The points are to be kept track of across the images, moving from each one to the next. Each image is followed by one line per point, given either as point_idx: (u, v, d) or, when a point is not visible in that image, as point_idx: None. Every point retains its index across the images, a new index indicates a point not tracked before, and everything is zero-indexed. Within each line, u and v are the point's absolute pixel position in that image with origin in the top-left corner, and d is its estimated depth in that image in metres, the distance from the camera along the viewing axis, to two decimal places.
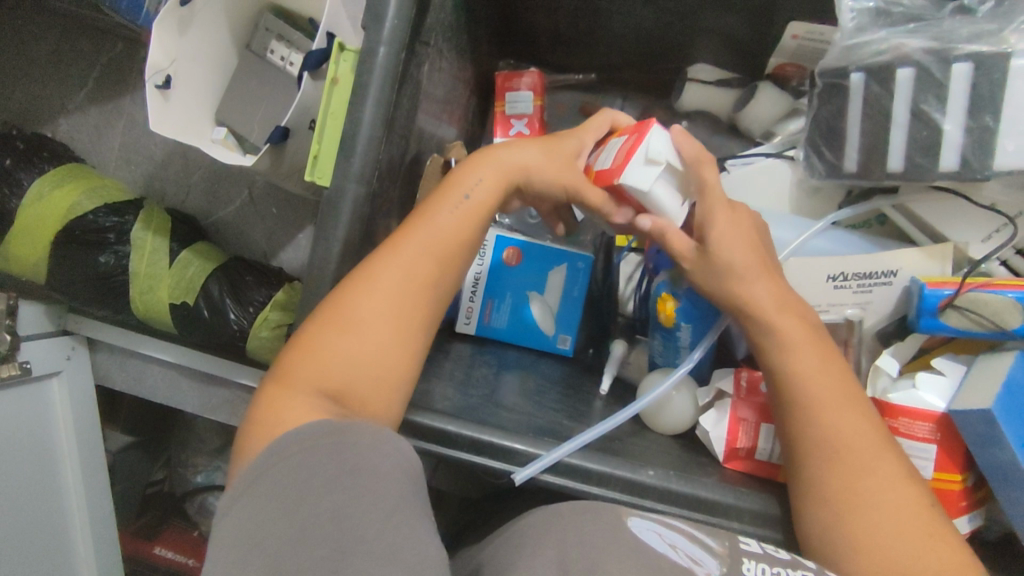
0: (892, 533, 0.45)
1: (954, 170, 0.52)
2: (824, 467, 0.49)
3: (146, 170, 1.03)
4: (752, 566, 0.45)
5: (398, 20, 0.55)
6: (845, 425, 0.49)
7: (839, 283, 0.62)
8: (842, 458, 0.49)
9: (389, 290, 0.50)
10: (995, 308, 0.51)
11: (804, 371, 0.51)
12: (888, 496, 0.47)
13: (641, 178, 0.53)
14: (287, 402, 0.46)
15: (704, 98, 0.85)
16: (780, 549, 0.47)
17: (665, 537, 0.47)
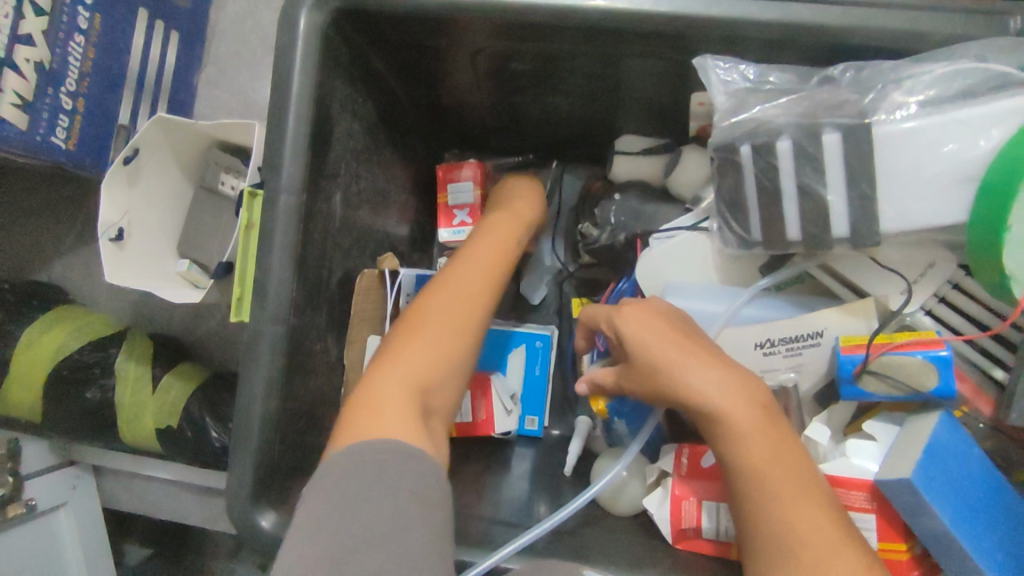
0: None
1: (847, 237, 0.52)
2: (781, 567, 0.45)
3: (133, 298, 1.10)
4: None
5: (295, 166, 0.59)
6: (801, 520, 0.45)
7: (767, 349, 0.61)
8: (798, 555, 0.44)
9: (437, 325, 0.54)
10: (909, 370, 0.50)
11: (752, 461, 0.47)
12: None
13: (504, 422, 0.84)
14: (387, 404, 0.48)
15: (632, 168, 0.85)
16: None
17: None
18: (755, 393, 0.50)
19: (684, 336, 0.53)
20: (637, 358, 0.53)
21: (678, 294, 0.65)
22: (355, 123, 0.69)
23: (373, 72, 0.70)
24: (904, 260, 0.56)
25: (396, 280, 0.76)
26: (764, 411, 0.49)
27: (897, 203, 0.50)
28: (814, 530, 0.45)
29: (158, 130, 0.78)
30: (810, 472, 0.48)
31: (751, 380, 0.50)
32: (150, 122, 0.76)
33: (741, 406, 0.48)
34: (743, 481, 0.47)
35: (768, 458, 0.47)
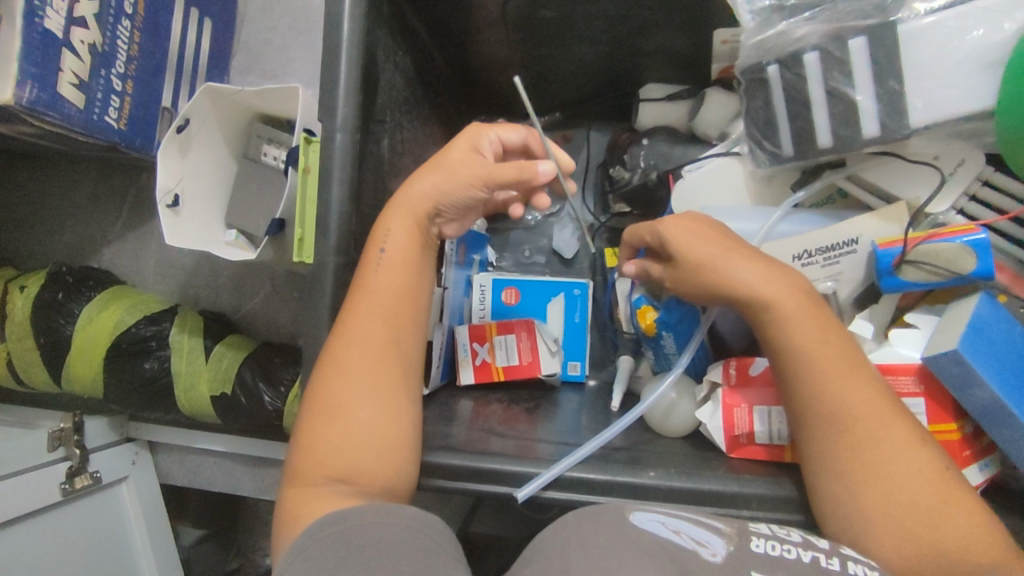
0: (905, 503, 0.45)
1: (877, 134, 0.55)
2: (835, 441, 0.47)
3: (180, 280, 1.14)
4: (760, 542, 0.44)
5: (348, 107, 0.63)
6: (854, 397, 0.48)
7: (805, 261, 0.63)
8: (851, 431, 0.47)
9: (361, 350, 0.56)
10: (947, 255, 0.52)
11: (802, 347, 0.50)
12: (902, 463, 0.46)
13: (550, 364, 0.84)
14: (355, 436, 0.54)
15: (659, 114, 0.89)
16: (792, 532, 0.45)
17: (670, 527, 0.45)
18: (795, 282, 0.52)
19: (727, 241, 0.56)
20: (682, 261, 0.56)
21: (714, 214, 0.68)
22: (396, 76, 0.73)
23: (409, 27, 0.74)
24: (934, 158, 0.58)
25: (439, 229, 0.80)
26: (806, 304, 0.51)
27: (926, 94, 0.52)
28: (866, 406, 0.47)
29: (207, 101, 0.83)
30: (855, 354, 0.50)
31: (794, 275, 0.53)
32: (201, 91, 0.81)
33: (784, 293, 0.51)
34: (791, 369, 0.50)
35: (815, 344, 0.49)
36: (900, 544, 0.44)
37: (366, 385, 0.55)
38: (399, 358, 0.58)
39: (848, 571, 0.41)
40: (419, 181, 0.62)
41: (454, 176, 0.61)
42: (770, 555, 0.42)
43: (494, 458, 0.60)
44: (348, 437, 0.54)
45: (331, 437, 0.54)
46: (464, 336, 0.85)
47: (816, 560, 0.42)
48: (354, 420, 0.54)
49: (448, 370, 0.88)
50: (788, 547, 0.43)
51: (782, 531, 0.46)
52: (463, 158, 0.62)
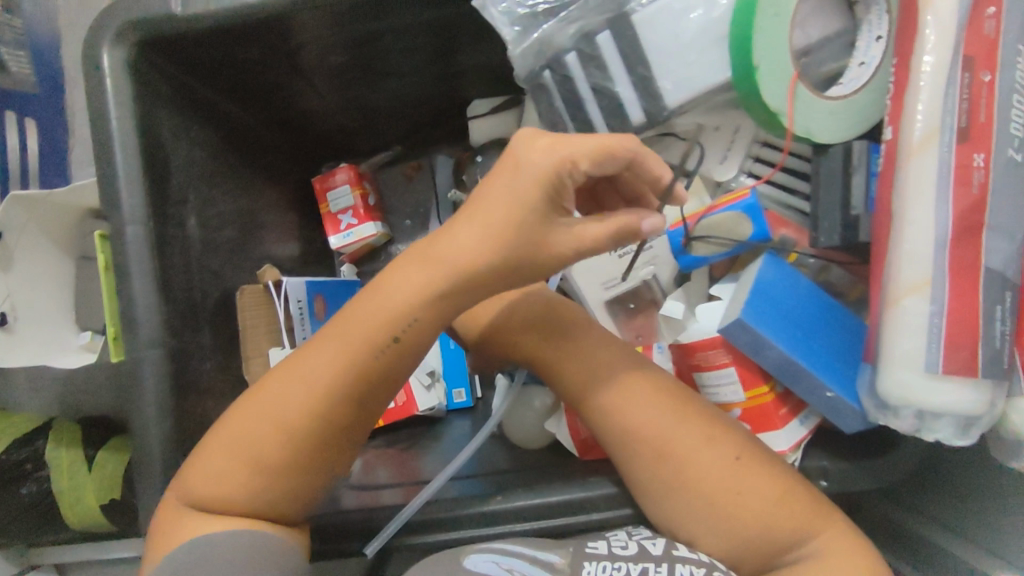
0: (714, 496, 0.47)
1: (644, 122, 0.57)
2: (641, 451, 0.49)
3: (56, 390, 1.09)
4: (593, 568, 0.44)
5: (134, 196, 0.61)
6: (641, 407, 0.50)
7: (623, 252, 0.64)
8: (645, 438, 0.49)
9: (248, 418, 0.49)
10: (726, 225, 0.55)
11: (584, 377, 0.53)
12: (695, 460, 0.48)
13: (427, 398, 0.83)
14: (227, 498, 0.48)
15: (487, 128, 0.89)
16: (627, 545, 0.46)
17: (504, 569, 0.44)
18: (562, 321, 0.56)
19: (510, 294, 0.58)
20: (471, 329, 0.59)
21: None
22: (197, 150, 0.71)
23: (205, 96, 0.73)
24: (714, 130, 0.61)
25: (281, 289, 0.78)
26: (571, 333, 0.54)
27: (673, 77, 0.55)
28: (658, 412, 0.50)
29: (19, 209, 0.80)
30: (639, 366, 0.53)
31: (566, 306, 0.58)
32: (9, 201, 0.77)
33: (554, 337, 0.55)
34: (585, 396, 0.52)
35: (587, 368, 0.53)
36: (717, 528, 0.46)
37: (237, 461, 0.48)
38: (302, 442, 0.48)
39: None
40: (462, 230, 0.46)
41: (428, 268, 0.46)
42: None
43: (348, 515, 0.59)
44: (218, 480, 0.48)
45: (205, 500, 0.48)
46: None
47: (645, 573, 0.43)
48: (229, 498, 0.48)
49: None
50: (617, 566, 0.44)
51: (615, 546, 0.46)
52: (520, 226, 0.44)
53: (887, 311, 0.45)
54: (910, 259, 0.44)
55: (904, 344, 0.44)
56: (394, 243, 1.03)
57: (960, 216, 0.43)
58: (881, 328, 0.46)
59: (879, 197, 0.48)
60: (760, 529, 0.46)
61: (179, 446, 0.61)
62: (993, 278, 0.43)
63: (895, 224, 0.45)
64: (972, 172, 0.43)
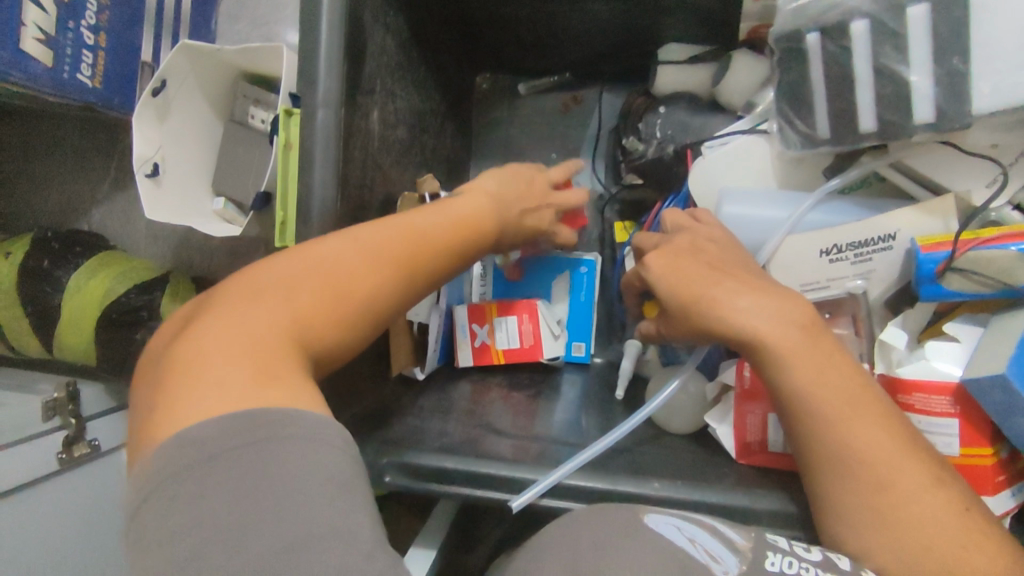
0: (930, 550, 0.42)
1: (930, 122, 0.47)
2: (852, 484, 0.45)
3: (172, 244, 1.10)
4: (776, 560, 0.41)
5: (330, 78, 0.56)
6: (873, 441, 0.45)
7: (834, 256, 0.57)
8: (864, 473, 0.44)
9: (392, 231, 0.46)
10: (1001, 264, 0.46)
11: (814, 392, 0.46)
12: (915, 507, 0.43)
13: (553, 348, 0.80)
14: (220, 353, 0.34)
15: (679, 78, 0.80)
16: (812, 549, 0.43)
17: (685, 533, 0.42)
18: (792, 315, 0.48)
19: (729, 266, 0.52)
20: (670, 300, 0.53)
21: (737, 199, 0.60)
22: (388, 38, 0.66)
23: None
24: (992, 146, 0.52)
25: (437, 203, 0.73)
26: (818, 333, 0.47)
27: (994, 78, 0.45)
28: (890, 449, 0.44)
29: (184, 60, 0.77)
30: (872, 395, 0.47)
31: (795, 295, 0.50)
32: (176, 50, 0.74)
33: (783, 334, 0.47)
34: (805, 410, 0.47)
35: (819, 376, 0.47)
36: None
37: (331, 261, 0.41)
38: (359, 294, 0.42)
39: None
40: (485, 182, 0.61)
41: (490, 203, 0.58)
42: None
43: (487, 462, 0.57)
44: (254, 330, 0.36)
45: (203, 338, 0.35)
46: (464, 317, 0.80)
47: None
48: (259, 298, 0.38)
49: (445, 351, 0.84)
50: (806, 566, 0.41)
51: (799, 548, 0.44)
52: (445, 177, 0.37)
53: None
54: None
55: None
56: (533, 176, 0.98)
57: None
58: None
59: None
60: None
61: None
62: None
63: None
64: None
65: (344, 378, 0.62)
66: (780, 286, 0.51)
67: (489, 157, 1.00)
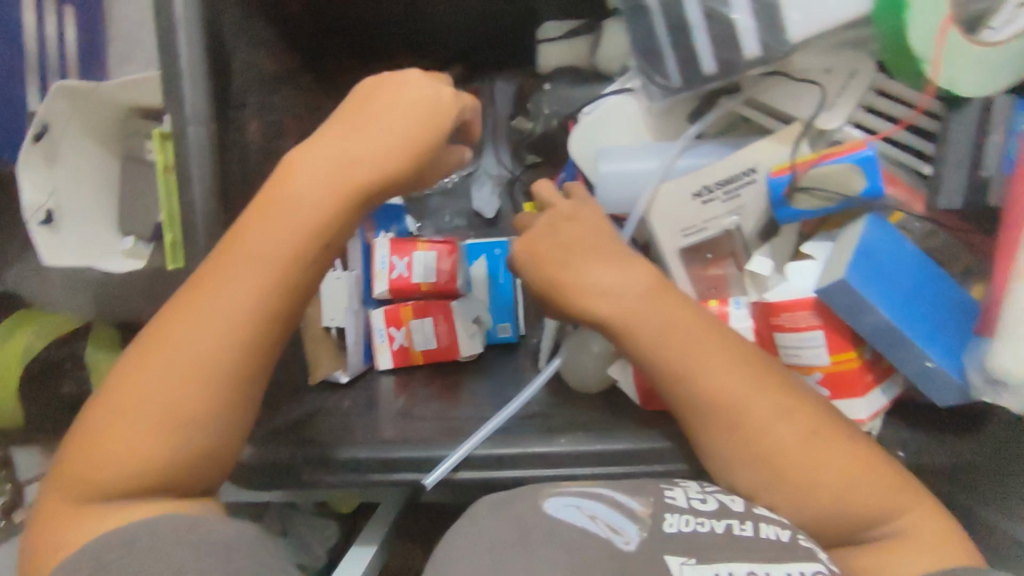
0: (785, 470, 0.46)
1: (759, 54, 0.51)
2: (721, 424, 0.48)
3: (92, 293, 1.08)
4: (674, 521, 0.43)
5: (195, 94, 0.57)
6: (734, 383, 0.48)
7: (706, 198, 0.60)
8: (723, 412, 0.48)
9: (238, 293, 0.44)
10: (837, 178, 0.51)
11: (675, 348, 0.49)
12: (772, 434, 0.47)
13: (470, 347, 0.81)
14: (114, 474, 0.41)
15: (558, 55, 0.83)
16: (707, 501, 0.45)
17: (584, 513, 0.42)
18: (633, 284, 0.51)
19: (578, 241, 0.55)
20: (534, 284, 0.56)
21: (611, 156, 0.63)
22: (257, 51, 0.66)
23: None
24: (825, 71, 0.55)
25: None
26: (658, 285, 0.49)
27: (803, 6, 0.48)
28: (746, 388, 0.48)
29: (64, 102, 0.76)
30: (728, 340, 0.50)
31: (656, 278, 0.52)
32: (52, 93, 0.73)
33: (627, 302, 0.50)
34: (671, 366, 0.49)
35: (664, 331, 0.49)
36: (799, 502, 0.46)
37: (181, 369, 0.43)
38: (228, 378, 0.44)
39: (760, 534, 0.42)
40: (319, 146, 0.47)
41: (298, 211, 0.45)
42: (684, 535, 0.42)
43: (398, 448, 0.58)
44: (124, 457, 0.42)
45: (96, 460, 0.42)
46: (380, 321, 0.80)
47: (730, 528, 0.43)
48: (131, 416, 0.42)
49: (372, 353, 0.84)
50: (702, 520, 0.43)
51: (695, 499, 0.46)
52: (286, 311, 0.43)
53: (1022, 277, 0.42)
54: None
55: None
56: (443, 171, 1.00)
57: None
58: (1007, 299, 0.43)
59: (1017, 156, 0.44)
60: (840, 504, 0.46)
61: None
62: None
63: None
64: None
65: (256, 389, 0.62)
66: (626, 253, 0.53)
67: None
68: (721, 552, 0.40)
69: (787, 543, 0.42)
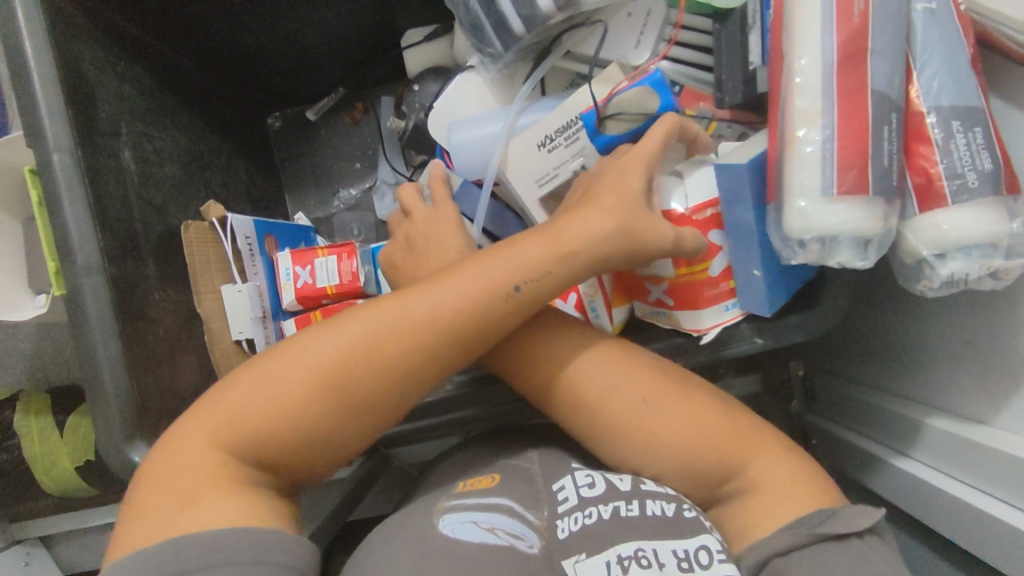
0: (668, 438, 0.50)
1: (551, 4, 0.57)
2: (577, 403, 0.53)
3: (24, 366, 1.09)
4: (565, 524, 0.48)
5: (56, 124, 0.61)
6: (591, 373, 0.53)
7: (550, 146, 0.63)
8: (601, 399, 0.52)
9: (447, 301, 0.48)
10: (635, 101, 0.57)
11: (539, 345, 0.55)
12: (647, 409, 0.51)
13: None
14: (184, 485, 0.42)
15: (422, 57, 0.89)
16: (595, 486, 0.49)
17: (481, 525, 0.47)
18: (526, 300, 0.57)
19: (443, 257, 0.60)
20: None
21: (464, 126, 0.68)
22: (124, 86, 0.71)
23: (124, 36, 0.72)
24: (627, 15, 0.63)
25: (226, 226, 0.79)
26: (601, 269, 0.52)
27: None
28: (605, 376, 0.52)
29: None
30: (579, 324, 0.57)
31: (627, 195, 0.51)
32: None
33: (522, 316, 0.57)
34: (535, 361, 0.55)
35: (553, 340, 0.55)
36: (648, 456, 0.50)
37: (378, 343, 0.46)
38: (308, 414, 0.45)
39: (646, 512, 0.46)
40: (534, 235, 0.51)
41: (538, 244, 0.50)
42: (575, 535, 0.46)
43: None
44: (186, 467, 0.43)
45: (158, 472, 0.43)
46: (292, 329, 0.83)
47: (617, 511, 0.46)
48: (191, 436, 0.44)
49: None
50: (588, 513, 0.47)
51: (585, 488, 0.50)
52: (367, 379, 0.46)
53: (788, 145, 0.48)
54: (804, 87, 0.47)
55: (803, 174, 0.47)
56: (343, 187, 1.05)
57: (844, 41, 0.46)
58: (782, 167, 0.49)
59: (769, 45, 0.50)
60: (691, 462, 0.49)
61: (130, 373, 0.61)
62: (880, 102, 0.46)
63: (789, 58, 0.48)
64: (854, 3, 0.46)
65: (159, 397, 0.64)
66: None
67: (300, 185, 1.06)
68: (608, 542, 0.44)
69: (671, 519, 0.45)
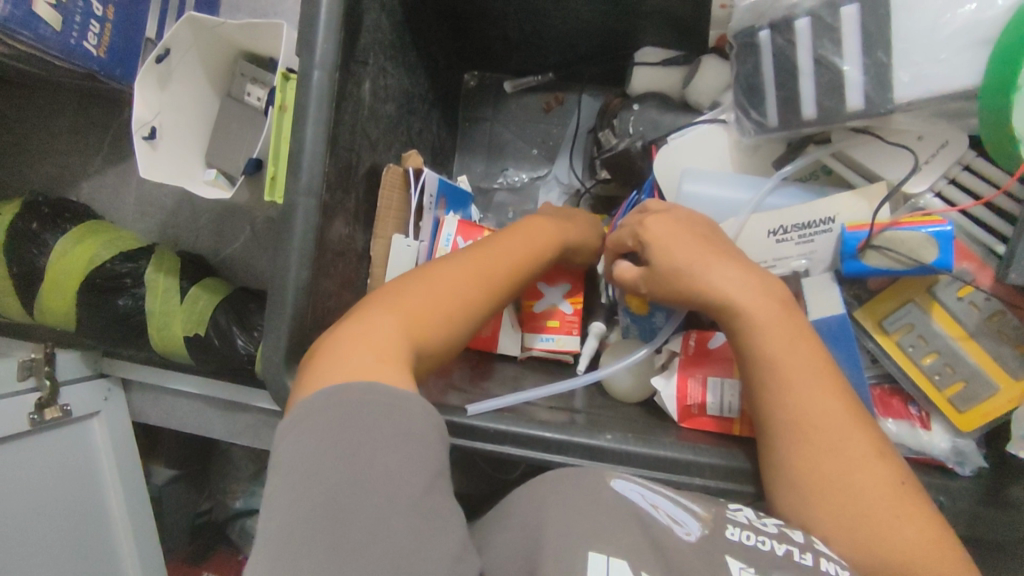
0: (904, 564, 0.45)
1: (861, 108, 0.54)
2: (809, 473, 0.49)
3: (159, 219, 1.13)
4: (735, 531, 0.45)
5: (328, 43, 0.61)
6: (847, 456, 0.49)
7: (780, 237, 0.63)
8: (846, 492, 0.48)
9: (453, 272, 0.54)
10: (912, 245, 0.54)
11: (801, 405, 0.50)
12: (897, 528, 0.46)
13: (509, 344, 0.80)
14: (362, 351, 0.44)
15: (652, 80, 0.86)
16: (768, 523, 0.46)
17: (648, 499, 0.47)
18: (792, 330, 0.53)
19: (714, 250, 0.57)
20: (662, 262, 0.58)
21: (698, 177, 0.67)
22: (384, 18, 0.71)
23: None
24: (916, 138, 0.58)
25: (419, 179, 0.79)
26: (837, 391, 0.51)
27: (913, 69, 0.51)
28: (859, 469, 0.48)
29: (189, 32, 0.81)
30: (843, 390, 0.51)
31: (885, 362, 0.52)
32: (181, 22, 0.78)
33: (784, 354, 0.52)
34: (788, 413, 0.51)
35: (803, 397, 0.50)
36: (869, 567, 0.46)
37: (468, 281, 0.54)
38: (451, 319, 0.51)
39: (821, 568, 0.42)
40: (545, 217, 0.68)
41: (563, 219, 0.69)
42: (743, 545, 0.43)
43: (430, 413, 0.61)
44: (374, 336, 0.45)
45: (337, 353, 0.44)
46: None
47: (790, 554, 0.43)
48: (375, 323, 0.46)
49: None
50: (763, 538, 0.44)
51: (758, 519, 0.47)
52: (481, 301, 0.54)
53: None
54: None
55: None
56: (513, 169, 1.04)
57: None
58: None
59: None
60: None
61: (309, 301, 0.61)
62: None
63: None
64: None
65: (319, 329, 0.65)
66: (759, 267, 0.57)
67: (472, 149, 1.05)
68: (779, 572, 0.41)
69: None
